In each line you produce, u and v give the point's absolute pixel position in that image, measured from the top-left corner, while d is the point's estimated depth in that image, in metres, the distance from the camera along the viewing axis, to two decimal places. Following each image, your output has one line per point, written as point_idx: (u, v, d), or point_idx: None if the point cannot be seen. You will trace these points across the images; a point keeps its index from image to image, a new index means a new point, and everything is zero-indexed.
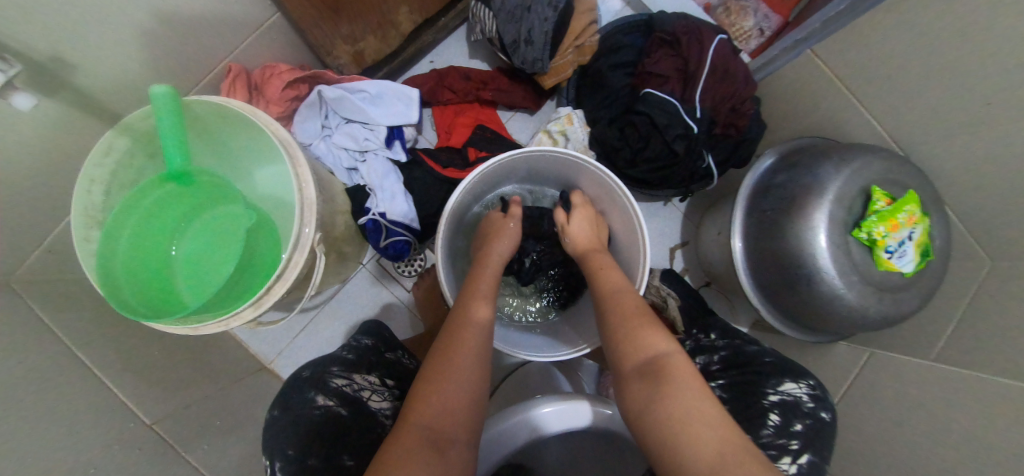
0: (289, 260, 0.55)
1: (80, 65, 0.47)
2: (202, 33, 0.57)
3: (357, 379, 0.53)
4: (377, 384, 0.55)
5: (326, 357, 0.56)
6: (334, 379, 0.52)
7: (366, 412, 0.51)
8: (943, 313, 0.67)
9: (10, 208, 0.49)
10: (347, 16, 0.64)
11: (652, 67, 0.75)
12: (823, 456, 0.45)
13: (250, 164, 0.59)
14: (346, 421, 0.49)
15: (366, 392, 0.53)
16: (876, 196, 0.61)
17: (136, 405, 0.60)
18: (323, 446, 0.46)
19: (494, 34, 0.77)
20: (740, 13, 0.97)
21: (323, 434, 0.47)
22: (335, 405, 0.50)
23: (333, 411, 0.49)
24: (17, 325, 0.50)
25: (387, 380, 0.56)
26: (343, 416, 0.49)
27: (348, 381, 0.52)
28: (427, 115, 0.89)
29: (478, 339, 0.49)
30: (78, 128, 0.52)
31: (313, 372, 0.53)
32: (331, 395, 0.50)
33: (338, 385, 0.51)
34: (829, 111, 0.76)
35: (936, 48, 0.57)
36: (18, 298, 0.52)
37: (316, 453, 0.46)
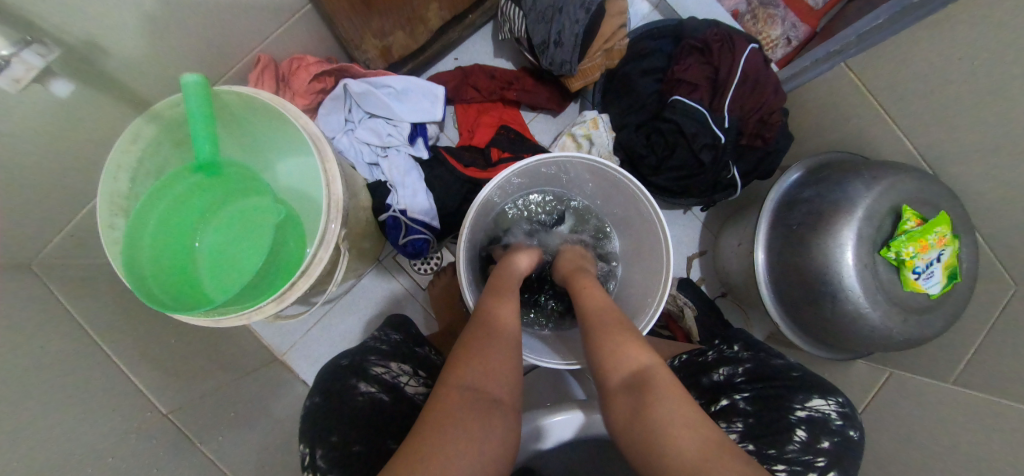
0: (313, 256, 0.55)
1: (111, 50, 0.46)
2: (234, 22, 0.56)
3: (394, 367, 0.55)
4: (411, 372, 0.57)
5: (361, 349, 0.57)
6: (373, 367, 0.54)
7: (404, 397, 0.52)
8: (967, 335, 0.65)
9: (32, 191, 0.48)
10: (379, 10, 0.63)
11: (682, 75, 0.74)
12: (850, 475, 0.45)
13: (276, 159, 0.59)
14: (389, 405, 0.50)
15: (403, 379, 0.55)
16: (907, 216, 0.61)
17: (152, 394, 0.59)
18: (366, 433, 0.46)
19: (523, 33, 0.76)
20: (768, 21, 0.96)
21: (369, 415, 0.47)
22: (377, 392, 0.50)
23: (375, 396, 0.50)
24: (36, 310, 0.49)
25: (419, 370, 0.58)
26: (385, 401, 0.50)
27: (386, 368, 0.54)
28: (449, 113, 0.88)
29: (506, 331, 0.49)
30: (106, 113, 0.51)
31: (351, 360, 0.54)
32: (372, 382, 0.51)
33: (378, 372, 0.53)
34: (860, 126, 0.75)
35: (979, 69, 0.56)
36: (38, 283, 0.51)
37: (360, 439, 0.45)
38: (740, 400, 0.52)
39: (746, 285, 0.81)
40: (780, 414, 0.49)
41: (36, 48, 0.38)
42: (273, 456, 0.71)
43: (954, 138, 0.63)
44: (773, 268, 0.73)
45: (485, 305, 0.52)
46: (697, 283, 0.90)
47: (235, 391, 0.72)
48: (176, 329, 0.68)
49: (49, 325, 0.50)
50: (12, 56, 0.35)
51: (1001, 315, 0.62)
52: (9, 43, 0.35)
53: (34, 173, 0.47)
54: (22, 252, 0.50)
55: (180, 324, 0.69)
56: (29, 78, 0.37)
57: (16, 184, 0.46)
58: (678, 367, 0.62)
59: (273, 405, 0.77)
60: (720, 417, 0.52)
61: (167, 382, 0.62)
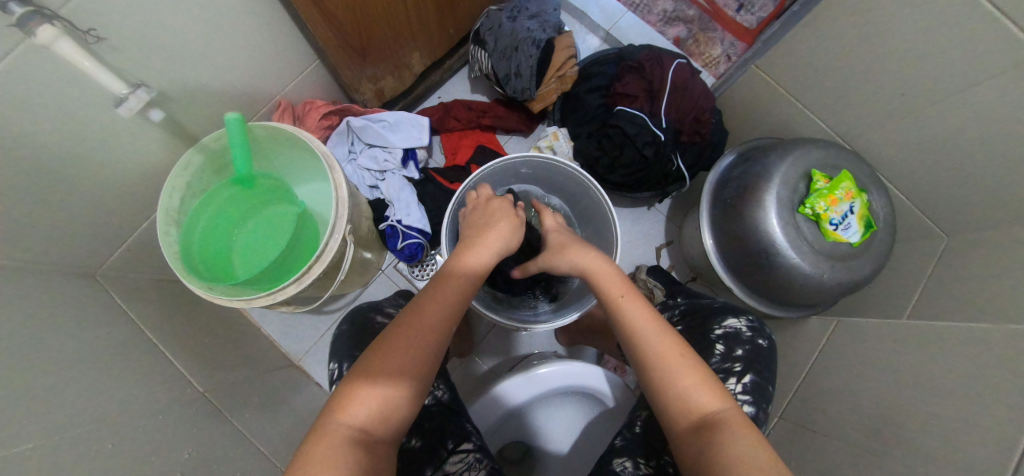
0: (325, 245, 0.66)
1: (175, 100, 0.63)
2: (264, 77, 0.74)
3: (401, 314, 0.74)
4: None
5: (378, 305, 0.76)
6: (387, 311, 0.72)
7: None
8: (914, 280, 0.75)
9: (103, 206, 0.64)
10: (372, 59, 0.81)
11: (622, 89, 0.88)
12: (764, 376, 0.57)
13: (300, 176, 0.77)
14: None
15: None
16: (816, 177, 0.72)
17: (193, 375, 0.69)
18: None
19: (489, 70, 0.94)
20: (708, 43, 1.12)
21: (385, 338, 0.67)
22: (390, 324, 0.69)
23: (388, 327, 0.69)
24: (89, 301, 0.62)
25: None
26: None
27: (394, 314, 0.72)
28: (436, 142, 1.04)
29: (411, 362, 0.46)
30: (165, 148, 0.68)
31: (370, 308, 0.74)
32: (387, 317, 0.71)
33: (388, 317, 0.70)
34: (780, 115, 0.88)
35: (852, 51, 0.71)
36: (96, 284, 0.66)
37: None
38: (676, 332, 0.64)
39: (704, 262, 0.91)
40: (705, 335, 0.61)
41: (144, 87, 0.56)
42: (294, 438, 0.79)
43: (860, 108, 0.75)
44: (722, 243, 0.82)
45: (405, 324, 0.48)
46: (666, 268, 0.99)
47: (259, 383, 0.82)
48: (210, 330, 0.80)
49: (105, 315, 0.63)
50: (128, 95, 0.54)
51: (939, 262, 0.72)
52: (127, 86, 0.54)
53: (101, 188, 0.62)
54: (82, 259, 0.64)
55: (212, 327, 0.81)
56: (139, 108, 0.56)
57: (89, 196, 0.61)
58: None
59: (292, 398, 0.87)
60: None
61: (204, 367, 0.73)
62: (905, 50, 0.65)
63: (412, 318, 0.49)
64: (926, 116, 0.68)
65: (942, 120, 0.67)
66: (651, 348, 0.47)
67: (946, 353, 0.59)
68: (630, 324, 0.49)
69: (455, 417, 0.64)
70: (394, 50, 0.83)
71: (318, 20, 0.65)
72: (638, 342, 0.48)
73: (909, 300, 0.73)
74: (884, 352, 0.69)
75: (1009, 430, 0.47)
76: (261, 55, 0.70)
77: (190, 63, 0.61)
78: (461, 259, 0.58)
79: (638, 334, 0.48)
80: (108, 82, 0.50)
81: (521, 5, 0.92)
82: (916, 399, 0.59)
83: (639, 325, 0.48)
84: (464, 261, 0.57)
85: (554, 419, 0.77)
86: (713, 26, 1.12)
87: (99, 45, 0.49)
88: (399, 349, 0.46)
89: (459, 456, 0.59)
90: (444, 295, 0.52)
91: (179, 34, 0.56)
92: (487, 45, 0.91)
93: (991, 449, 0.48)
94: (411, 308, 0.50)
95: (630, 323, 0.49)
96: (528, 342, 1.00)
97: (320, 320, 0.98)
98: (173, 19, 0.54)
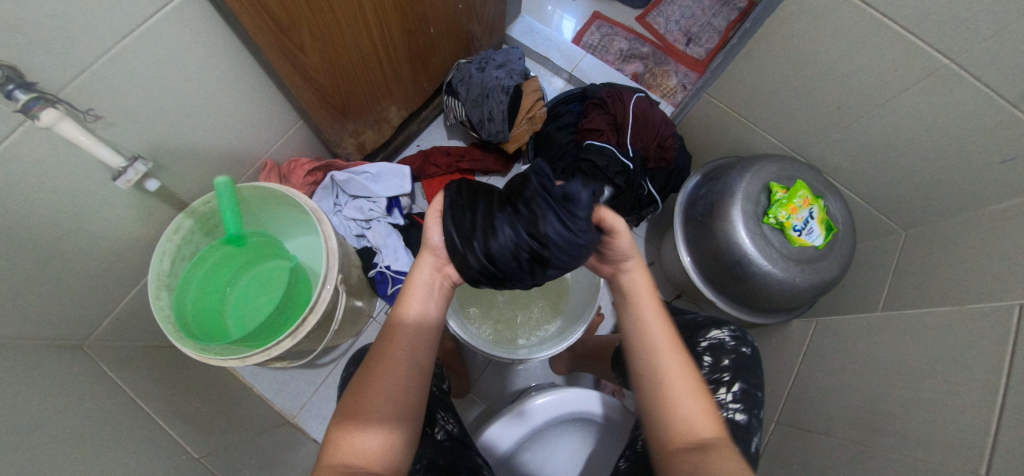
0: (318, 295, 0.68)
1: (168, 168, 0.66)
2: (251, 140, 0.78)
3: None
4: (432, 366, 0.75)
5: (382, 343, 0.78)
6: None
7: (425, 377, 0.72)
8: (881, 275, 0.80)
9: (91, 276, 0.65)
10: (353, 116, 0.87)
11: (589, 125, 0.94)
12: (752, 382, 0.59)
13: (289, 234, 0.80)
14: None
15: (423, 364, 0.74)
16: (775, 189, 0.78)
17: (186, 442, 0.66)
18: None
19: (464, 117, 1.01)
20: (664, 75, 1.22)
21: None
22: None
23: None
24: (79, 372, 0.61)
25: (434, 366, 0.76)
26: None
27: None
28: (418, 188, 1.09)
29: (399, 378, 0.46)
30: (154, 216, 0.70)
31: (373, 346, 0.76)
32: None
33: None
34: (736, 135, 0.96)
35: (784, 75, 0.79)
36: (87, 355, 0.65)
37: None
38: None
39: (684, 278, 0.94)
40: (692, 350, 0.64)
41: (141, 159, 0.59)
42: None
43: (804, 122, 0.83)
44: (698, 257, 0.86)
45: (381, 358, 0.47)
46: None
47: (255, 444, 0.80)
48: (200, 393, 0.79)
49: (94, 384, 0.61)
50: (127, 168, 0.57)
51: (902, 254, 0.78)
52: (125, 159, 0.57)
53: (89, 256, 0.63)
54: (74, 334, 0.64)
55: (204, 390, 0.80)
56: (135, 179, 0.58)
57: (79, 267, 0.62)
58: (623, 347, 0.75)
59: (291, 456, 0.85)
60: None
61: (198, 433, 0.70)
62: (831, 71, 0.73)
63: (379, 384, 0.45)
64: (862, 123, 0.75)
65: (877, 123, 0.74)
66: (660, 363, 0.47)
67: (913, 336, 0.63)
68: (643, 337, 0.49)
69: (466, 450, 0.65)
70: (373, 105, 0.89)
71: (301, 85, 0.71)
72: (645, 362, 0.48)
73: (879, 292, 0.77)
74: (855, 341, 0.72)
75: (982, 397, 0.50)
76: (248, 121, 0.74)
77: (181, 136, 0.65)
78: (405, 308, 0.50)
79: (647, 348, 0.49)
80: (106, 156, 0.53)
81: (488, 57, 1.01)
82: (894, 385, 0.60)
83: (655, 349, 0.48)
84: (409, 312, 0.50)
85: (564, 451, 0.76)
86: (666, 60, 1.24)
87: (95, 123, 0.53)
88: (381, 381, 0.46)
89: None
90: (409, 368, 0.47)
91: (172, 106, 0.60)
92: (460, 95, 0.99)
93: (968, 422, 0.49)
94: (377, 346, 0.48)
95: (639, 343, 0.49)
96: (523, 376, 1.01)
97: (314, 374, 0.98)
98: (166, 94, 0.59)
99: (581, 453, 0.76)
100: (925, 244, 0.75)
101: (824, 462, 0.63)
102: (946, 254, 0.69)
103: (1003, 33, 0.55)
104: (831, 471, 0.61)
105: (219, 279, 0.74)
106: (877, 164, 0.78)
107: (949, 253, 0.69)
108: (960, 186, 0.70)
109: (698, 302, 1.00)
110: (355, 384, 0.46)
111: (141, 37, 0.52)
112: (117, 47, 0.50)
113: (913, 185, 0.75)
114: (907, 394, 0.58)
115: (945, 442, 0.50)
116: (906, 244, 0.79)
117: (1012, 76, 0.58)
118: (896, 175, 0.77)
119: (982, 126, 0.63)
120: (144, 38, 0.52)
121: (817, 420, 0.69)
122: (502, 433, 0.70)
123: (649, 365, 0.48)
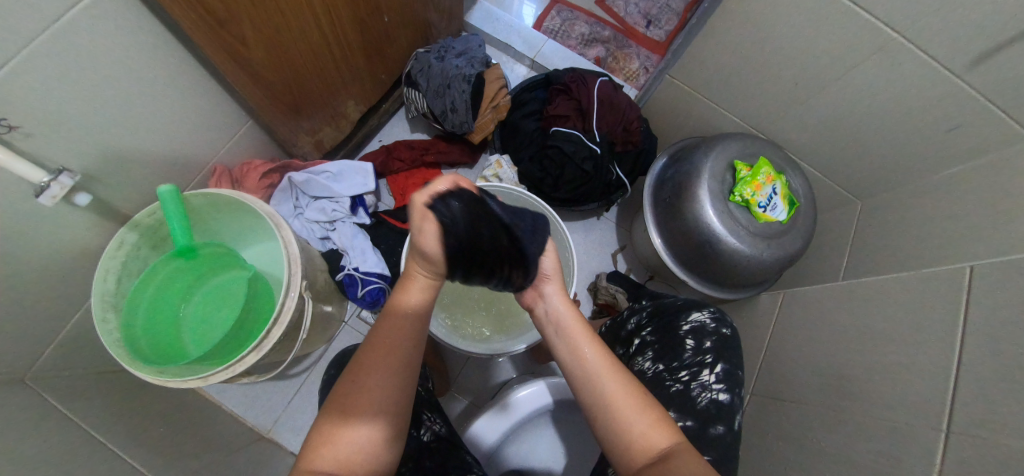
0: (281, 305, 0.64)
1: (102, 179, 0.61)
2: (196, 144, 0.73)
3: None
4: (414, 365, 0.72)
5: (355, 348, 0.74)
6: None
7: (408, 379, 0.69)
8: (840, 246, 0.83)
9: (27, 301, 0.59)
10: (307, 113, 0.82)
11: (554, 111, 0.93)
12: (732, 362, 0.61)
13: (248, 241, 0.76)
14: None
15: None
16: (739, 167, 0.79)
17: (149, 470, 0.62)
18: None
19: (425, 109, 0.98)
20: (626, 58, 1.22)
21: None
22: None
23: None
24: (23, 407, 0.56)
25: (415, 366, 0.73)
26: None
27: None
28: (383, 185, 1.05)
29: (386, 377, 0.44)
30: (92, 231, 0.64)
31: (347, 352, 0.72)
32: None
33: None
34: (699, 116, 0.97)
35: (742, 55, 0.80)
36: (29, 388, 0.60)
37: None
38: (646, 335, 0.66)
39: (656, 260, 0.95)
40: (673, 333, 0.63)
41: (67, 172, 0.54)
42: None
43: (763, 100, 0.84)
44: (669, 239, 0.86)
45: (368, 358, 0.44)
46: (624, 273, 1.04)
47: (228, 463, 0.76)
48: (162, 417, 0.74)
49: (40, 418, 0.57)
50: (50, 183, 0.51)
51: (858, 223, 0.81)
52: (49, 173, 0.52)
53: (21, 280, 0.57)
54: (14, 366, 0.59)
55: (166, 413, 0.76)
56: (61, 194, 0.53)
57: (11, 294, 0.57)
58: (604, 331, 0.75)
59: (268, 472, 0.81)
60: (636, 354, 0.65)
61: (163, 459, 0.66)
62: (787, 50, 0.74)
63: (358, 395, 0.43)
64: (816, 100, 0.77)
65: (831, 99, 0.76)
66: (604, 390, 0.45)
67: (873, 304, 0.66)
68: (583, 369, 0.46)
69: (456, 449, 0.64)
70: (329, 100, 0.85)
71: (247, 83, 0.66)
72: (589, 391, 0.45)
73: (839, 262, 0.81)
74: (820, 310, 0.75)
75: (939, 356, 0.52)
76: (190, 123, 0.69)
77: (112, 143, 0.59)
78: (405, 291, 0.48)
79: (588, 378, 0.46)
80: (26, 171, 0.48)
81: (447, 45, 0.98)
82: (858, 350, 0.63)
83: (597, 376, 0.45)
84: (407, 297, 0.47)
85: (552, 436, 0.76)
86: (628, 43, 1.23)
87: (11, 134, 0.48)
88: (367, 380, 0.43)
89: None
90: (398, 380, 0.44)
91: (101, 109, 0.55)
92: (420, 86, 0.96)
93: (931, 381, 0.52)
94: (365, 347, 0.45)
95: (579, 376, 0.46)
96: (504, 368, 1.00)
97: (286, 385, 0.94)
98: (92, 96, 0.54)
99: (568, 438, 0.76)
100: (878, 213, 0.78)
101: (797, 429, 0.66)
102: (899, 220, 0.73)
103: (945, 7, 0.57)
104: (804, 437, 0.64)
105: (175, 295, 0.70)
106: (833, 138, 0.80)
107: (901, 221, 0.72)
108: (912, 155, 0.72)
109: (671, 282, 1.01)
110: (341, 384, 0.44)
111: (57, 36, 0.46)
112: (30, 46, 0.45)
113: (865, 158, 0.78)
114: (869, 358, 0.61)
115: (908, 402, 0.53)
116: (861, 214, 0.82)
117: (955, 47, 0.60)
118: (850, 150, 0.79)
119: (929, 97, 0.66)
120: (59, 37, 0.47)
121: (789, 388, 0.71)
122: (488, 428, 0.69)
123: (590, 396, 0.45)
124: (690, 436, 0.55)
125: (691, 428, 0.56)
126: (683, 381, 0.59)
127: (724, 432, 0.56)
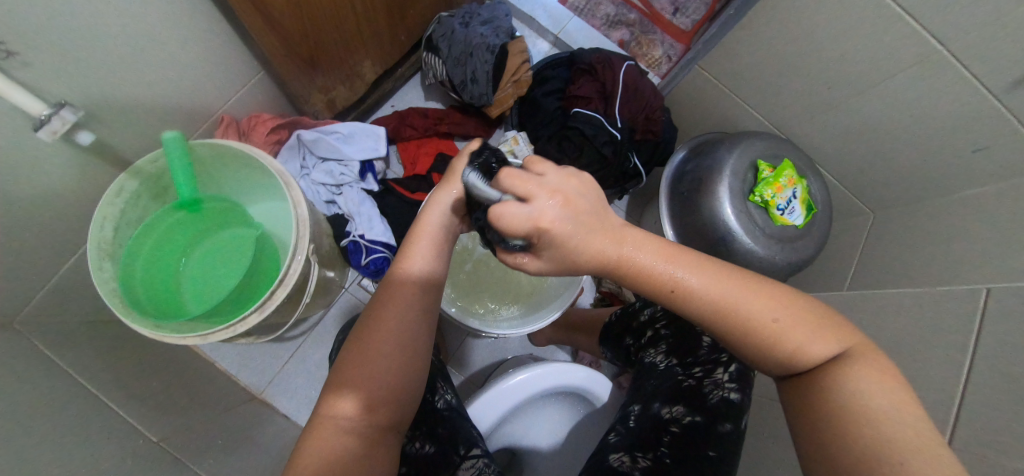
0: (287, 269, 0.62)
1: (105, 119, 0.57)
2: (205, 91, 0.69)
3: None
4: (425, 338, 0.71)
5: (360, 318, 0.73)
6: None
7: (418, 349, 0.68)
8: (848, 256, 0.84)
9: (20, 242, 0.56)
10: (322, 68, 0.78)
11: (577, 92, 0.90)
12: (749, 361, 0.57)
13: (254, 196, 0.73)
14: None
15: None
16: (762, 167, 0.78)
17: (142, 425, 0.61)
18: None
19: (444, 77, 0.94)
20: (649, 45, 1.18)
21: None
22: None
23: None
24: (13, 352, 0.54)
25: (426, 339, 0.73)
26: None
27: None
28: (393, 152, 1.00)
29: (396, 331, 0.43)
30: (92, 173, 0.61)
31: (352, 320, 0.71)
32: None
33: None
34: (723, 111, 0.95)
35: (778, 53, 0.77)
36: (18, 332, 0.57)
37: None
38: (660, 328, 0.66)
39: None
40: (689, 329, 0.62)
41: (68, 107, 0.50)
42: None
43: (791, 102, 0.82)
44: (682, 234, 0.85)
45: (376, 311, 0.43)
46: None
47: (220, 422, 0.75)
48: (155, 371, 0.72)
49: (32, 364, 0.54)
50: (51, 116, 0.48)
51: (869, 236, 0.82)
52: (49, 106, 0.48)
53: (17, 218, 0.54)
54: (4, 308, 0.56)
55: (159, 367, 0.74)
56: (63, 130, 0.50)
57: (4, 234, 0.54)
58: (615, 320, 0.75)
59: (261, 434, 0.81)
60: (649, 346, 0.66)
61: (156, 414, 0.65)
62: (824, 53, 0.72)
63: (371, 338, 0.42)
64: (846, 108, 0.76)
65: (861, 107, 0.74)
66: (741, 314, 0.38)
67: (880, 318, 0.66)
68: (707, 304, 0.38)
69: (463, 422, 0.63)
70: (346, 58, 0.81)
71: (264, 30, 0.62)
72: (727, 324, 0.38)
73: (846, 273, 0.81)
74: None
75: (946, 374, 0.53)
76: (200, 68, 0.65)
77: (116, 81, 0.56)
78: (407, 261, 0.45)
79: (717, 311, 0.38)
80: (25, 102, 0.44)
81: (471, 11, 0.94)
82: None
83: (725, 304, 0.38)
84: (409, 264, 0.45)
85: (550, 413, 0.77)
86: (653, 29, 1.17)
87: (9, 61, 0.44)
88: (379, 335, 0.42)
89: (470, 462, 0.58)
90: (409, 316, 0.44)
91: (106, 43, 0.51)
92: (440, 52, 0.92)
93: (936, 398, 0.53)
94: (373, 305, 0.44)
95: (703, 315, 0.39)
96: (501, 348, 1.00)
97: (282, 348, 0.93)
98: (98, 27, 0.49)
99: (565, 416, 0.77)
100: (891, 227, 0.79)
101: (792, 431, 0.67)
102: (912, 237, 0.73)
103: (997, 24, 0.55)
104: None
105: (177, 245, 0.67)
106: (858, 148, 0.79)
107: (914, 237, 0.72)
108: (934, 172, 0.72)
109: None
110: (353, 337, 0.43)
111: None
112: None
113: (886, 171, 0.78)
114: None
115: None
116: (874, 226, 0.82)
117: (999, 68, 0.58)
118: (871, 162, 0.79)
119: (961, 115, 0.65)
120: None
121: None
122: (489, 406, 0.69)
123: (724, 327, 0.39)
124: (695, 429, 0.54)
125: (700, 422, 0.54)
126: (694, 377, 0.58)
127: (733, 430, 0.54)
